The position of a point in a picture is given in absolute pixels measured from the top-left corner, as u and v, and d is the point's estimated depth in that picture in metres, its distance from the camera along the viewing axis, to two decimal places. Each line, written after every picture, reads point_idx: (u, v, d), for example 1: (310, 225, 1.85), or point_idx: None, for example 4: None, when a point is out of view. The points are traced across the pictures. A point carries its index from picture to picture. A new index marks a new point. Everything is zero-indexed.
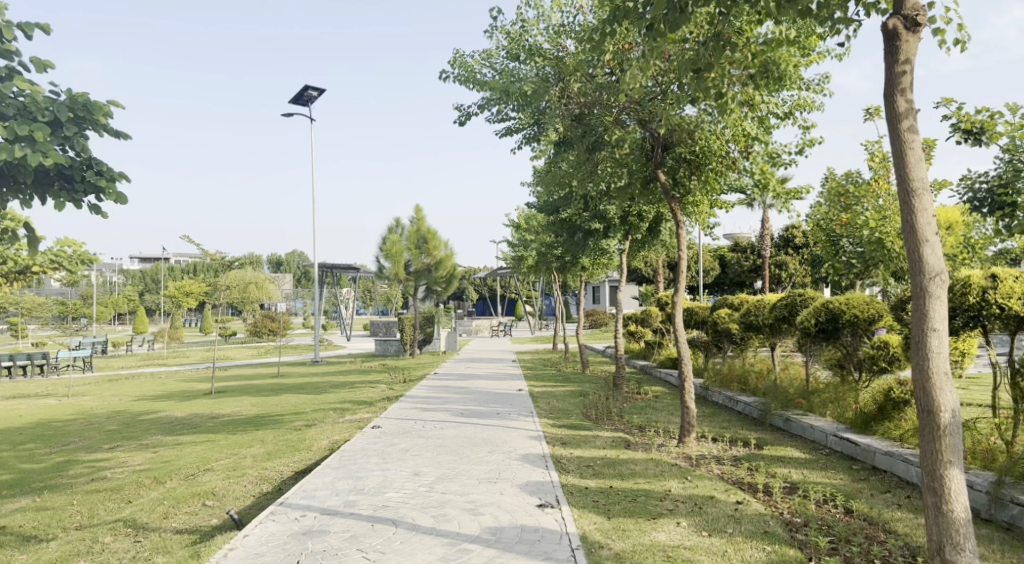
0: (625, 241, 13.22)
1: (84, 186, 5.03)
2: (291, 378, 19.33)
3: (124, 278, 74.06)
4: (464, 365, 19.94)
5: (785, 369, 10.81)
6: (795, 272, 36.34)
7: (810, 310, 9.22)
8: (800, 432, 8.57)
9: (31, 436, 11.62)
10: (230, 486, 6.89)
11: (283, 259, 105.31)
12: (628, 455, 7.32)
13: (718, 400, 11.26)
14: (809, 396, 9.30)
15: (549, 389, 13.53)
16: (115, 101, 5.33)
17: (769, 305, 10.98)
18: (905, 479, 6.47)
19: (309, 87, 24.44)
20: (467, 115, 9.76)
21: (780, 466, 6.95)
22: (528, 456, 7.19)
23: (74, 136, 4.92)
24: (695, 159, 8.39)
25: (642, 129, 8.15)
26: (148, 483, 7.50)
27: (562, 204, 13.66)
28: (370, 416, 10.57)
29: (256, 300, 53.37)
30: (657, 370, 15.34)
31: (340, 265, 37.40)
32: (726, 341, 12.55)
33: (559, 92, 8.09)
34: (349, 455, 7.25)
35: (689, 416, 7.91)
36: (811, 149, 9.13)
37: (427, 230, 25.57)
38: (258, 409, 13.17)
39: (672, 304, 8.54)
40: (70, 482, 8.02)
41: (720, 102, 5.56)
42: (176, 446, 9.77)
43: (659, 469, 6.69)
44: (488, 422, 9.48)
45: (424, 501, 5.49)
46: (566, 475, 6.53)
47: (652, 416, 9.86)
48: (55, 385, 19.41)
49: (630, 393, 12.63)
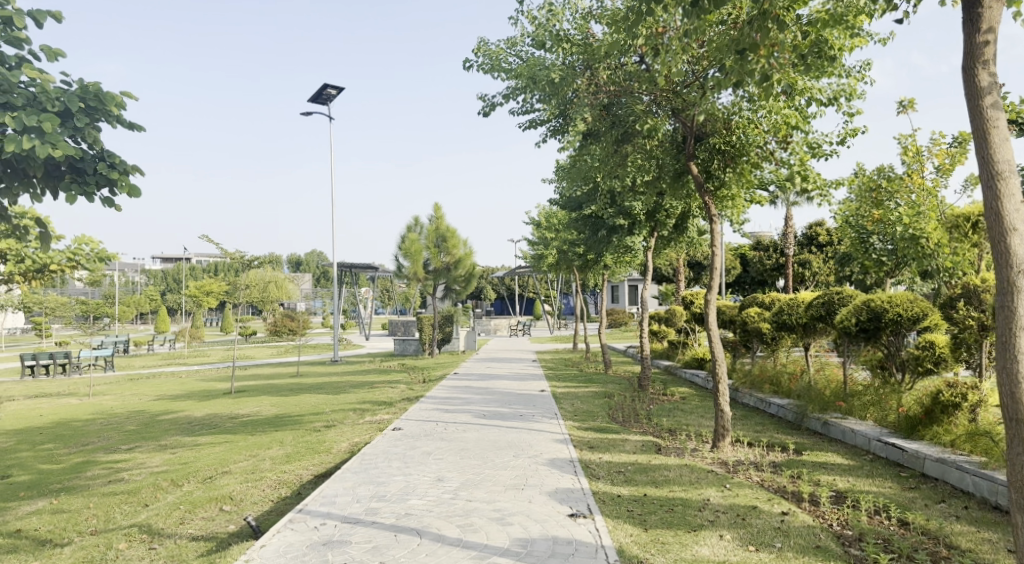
0: (650, 239, 12.85)
1: (96, 178, 4.81)
2: (310, 378, 19.22)
3: (146, 278, 74.91)
4: (485, 365, 19.71)
5: (820, 371, 10.40)
6: (819, 270, 35.60)
7: (850, 309, 8.78)
8: (839, 436, 8.17)
9: (51, 436, 11.55)
10: (249, 490, 6.67)
11: (303, 259, 106.00)
12: (661, 460, 6.99)
13: (750, 402, 10.85)
14: (848, 398, 8.88)
15: (573, 390, 13.25)
16: (128, 90, 5.11)
17: (804, 304, 10.54)
18: (960, 487, 6.07)
19: (327, 85, 24.31)
20: (491, 106, 9.48)
21: (823, 473, 6.58)
22: (556, 461, 6.89)
23: (86, 128, 4.68)
24: (729, 150, 8.07)
25: (674, 119, 7.83)
26: (166, 486, 7.33)
27: (586, 200, 13.30)
28: (391, 417, 10.36)
29: (276, 299, 53.64)
30: (683, 371, 14.98)
31: (358, 265, 37.21)
32: (755, 342, 12.16)
33: (587, 82, 7.81)
34: (370, 458, 7.00)
35: (723, 419, 7.56)
36: (853, 139, 8.71)
37: (446, 229, 25.33)
38: (278, 409, 13.03)
39: (705, 302, 8.17)
40: (88, 483, 7.88)
41: (764, 87, 5.30)
42: (194, 447, 9.60)
43: (696, 477, 6.34)
44: (512, 424, 9.20)
45: (449, 509, 5.21)
46: (597, 481, 6.21)
47: (682, 418, 9.51)
48: (77, 384, 19.46)
49: (655, 395, 12.26)
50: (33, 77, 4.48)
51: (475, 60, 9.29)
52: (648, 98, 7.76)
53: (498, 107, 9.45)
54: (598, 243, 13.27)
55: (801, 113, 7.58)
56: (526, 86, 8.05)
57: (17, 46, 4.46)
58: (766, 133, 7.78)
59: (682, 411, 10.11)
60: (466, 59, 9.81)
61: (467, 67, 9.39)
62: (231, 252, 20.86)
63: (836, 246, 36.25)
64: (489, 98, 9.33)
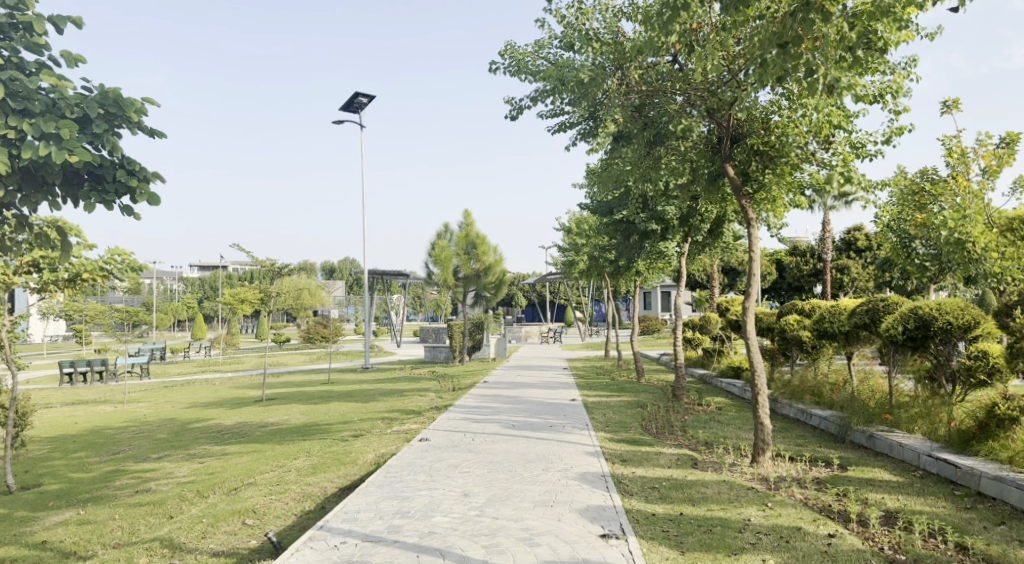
0: (684, 244, 12.50)
1: (115, 186, 4.77)
2: (341, 385, 19.27)
3: (185, 285, 76.63)
4: (515, 374, 19.49)
5: (864, 381, 9.90)
6: (858, 276, 34.60)
7: (895, 317, 8.31)
8: (886, 450, 7.67)
9: (84, 445, 11.75)
10: (272, 503, 6.58)
11: (336, 267, 107.38)
12: (697, 476, 6.66)
13: (790, 413, 10.41)
14: (895, 410, 8.38)
15: (605, 399, 12.95)
16: (149, 98, 5.09)
17: (846, 311, 10.09)
18: (1021, 508, 5.59)
19: (358, 94, 24.49)
20: (518, 109, 9.32)
21: (870, 490, 6.14)
22: (587, 475, 6.62)
23: (104, 134, 4.63)
24: (769, 151, 7.69)
25: (709, 120, 7.51)
26: (192, 498, 7.42)
27: (617, 204, 13.01)
28: (418, 427, 10.21)
29: (308, 306, 54.32)
30: (719, 380, 14.55)
31: (389, 272, 37.29)
32: (795, 350, 11.68)
33: (618, 83, 7.54)
34: (396, 471, 6.83)
35: (763, 433, 7.21)
36: (899, 138, 8.29)
37: (476, 235, 25.19)
38: (306, 417, 13.01)
39: (743, 310, 7.81)
40: (115, 494, 8.16)
41: (810, 85, 5.01)
42: (223, 456, 9.63)
43: (735, 494, 6.01)
44: (541, 435, 8.96)
45: (474, 528, 4.99)
46: (630, 497, 5.93)
47: (719, 430, 9.15)
48: (113, 392, 19.84)
49: (690, 405, 11.88)
50: (52, 83, 4.44)
51: (502, 62, 9.12)
52: (682, 98, 7.46)
53: (526, 110, 9.28)
54: (630, 249, 12.96)
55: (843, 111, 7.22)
56: (555, 88, 7.77)
57: (37, 52, 4.41)
58: (805, 133, 7.45)
59: (718, 423, 9.74)
60: (493, 61, 9.65)
61: (494, 69, 9.20)
62: (264, 260, 21.07)
63: (875, 251, 35.17)
64: (517, 100, 9.16)
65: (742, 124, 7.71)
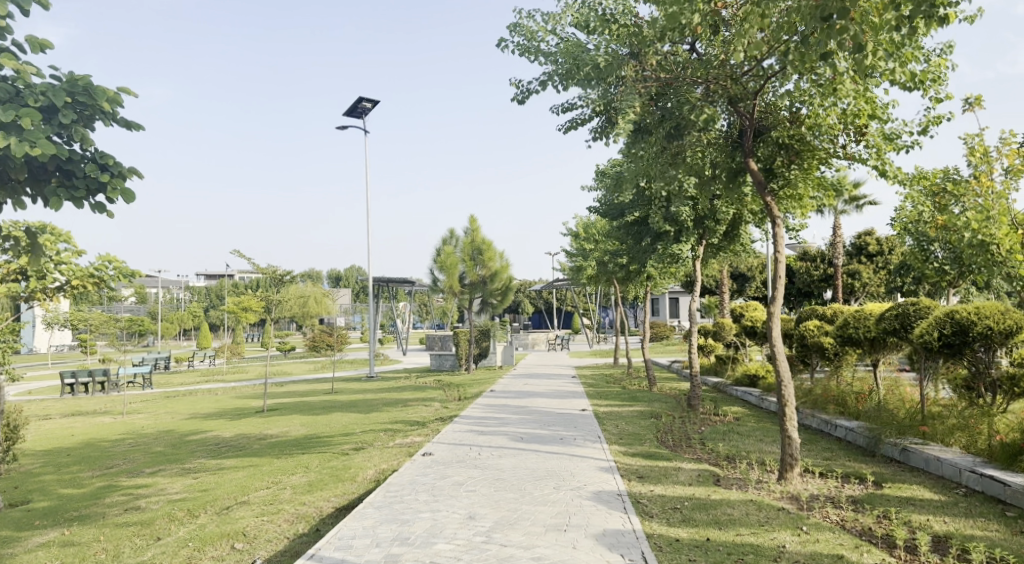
0: (699, 247, 11.99)
1: (85, 181, 4.59)
2: (344, 395, 18.80)
3: (191, 294, 76.51)
4: (522, 382, 18.97)
5: (891, 391, 9.37)
6: (870, 281, 33.94)
7: (929, 321, 7.71)
8: (921, 465, 7.06)
9: (78, 458, 11.42)
10: (264, 525, 6.18)
11: (341, 275, 107.20)
12: (721, 494, 6.16)
13: (813, 424, 9.85)
14: (929, 422, 7.77)
15: (616, 409, 12.46)
16: (125, 89, 4.92)
17: (872, 317, 9.56)
18: None
19: (362, 99, 24.18)
20: (526, 93, 8.88)
21: (912, 511, 5.57)
22: (602, 494, 6.12)
23: (72, 124, 4.48)
24: (794, 144, 7.37)
25: (731, 110, 7.16)
26: (181, 517, 7.05)
27: (631, 204, 12.56)
28: (422, 439, 9.77)
29: (315, 314, 53.99)
30: (734, 389, 14.04)
31: (395, 279, 36.90)
32: (815, 357, 11.17)
33: (635, 68, 7.11)
34: (396, 489, 6.38)
35: (791, 448, 6.72)
36: (937, 127, 7.83)
37: (482, 241, 24.77)
38: (307, 429, 12.59)
39: (767, 314, 7.28)
40: (103, 512, 7.80)
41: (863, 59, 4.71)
42: (218, 471, 9.23)
43: (765, 516, 5.50)
44: (551, 448, 8.50)
45: (480, 558, 4.51)
46: (650, 521, 5.43)
47: (739, 443, 8.64)
48: (114, 403, 19.45)
49: (706, 415, 11.37)
50: (15, 70, 4.30)
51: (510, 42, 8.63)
52: (702, 88, 6.99)
53: (535, 94, 8.83)
54: (642, 253, 12.41)
55: (877, 98, 6.84)
56: (566, 75, 7.27)
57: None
58: (833, 124, 7.05)
59: (737, 435, 9.24)
60: (500, 38, 9.08)
61: (502, 46, 8.71)
62: (266, 268, 20.65)
63: (888, 256, 34.52)
64: (524, 83, 8.70)
65: (764, 116, 7.31)
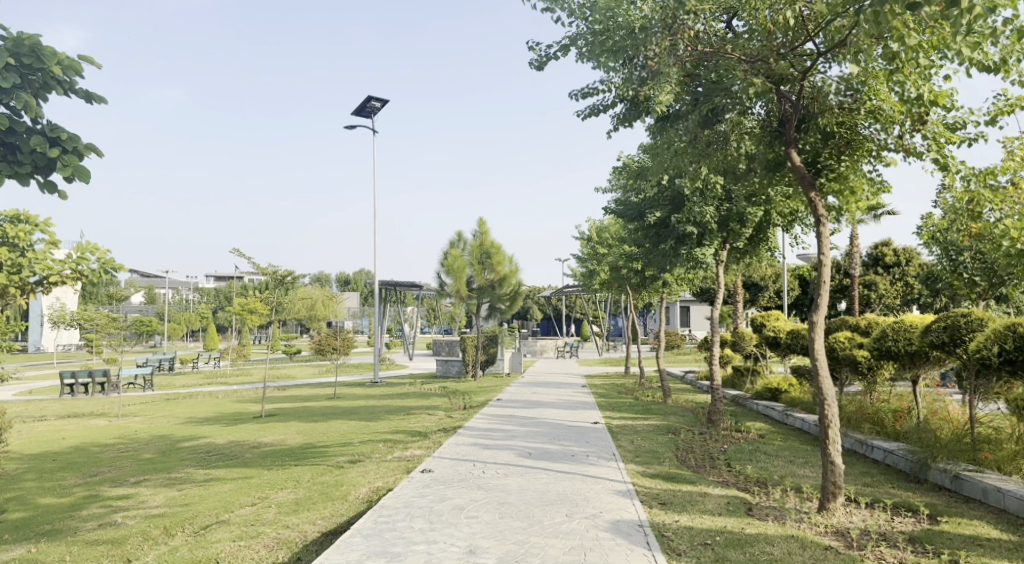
0: (722, 251, 11.29)
1: (29, 157, 3.96)
2: (347, 401, 18.09)
3: (200, 295, 76.28)
4: (531, 391, 18.20)
5: (934, 412, 8.60)
6: (886, 292, 32.84)
7: (988, 334, 7.00)
8: (976, 495, 6.31)
9: (62, 464, 10.79)
10: (243, 549, 5.52)
11: (350, 277, 106.92)
12: (756, 528, 5.43)
13: (846, 445, 9.05)
14: (984, 447, 6.99)
15: (631, 423, 11.71)
16: (86, 55, 4.29)
17: (914, 329, 8.80)
18: None
19: (371, 98, 23.65)
20: (545, 56, 8.16)
21: (982, 556, 4.80)
22: (619, 525, 5.40)
23: (16, 90, 3.85)
24: (842, 134, 6.90)
25: (776, 93, 6.58)
26: (157, 536, 6.41)
27: (651, 203, 11.87)
28: (423, 453, 9.07)
29: (322, 317, 53.47)
30: (756, 403, 13.27)
31: (402, 282, 36.25)
32: (846, 371, 10.41)
33: (668, 41, 6.42)
34: (389, 514, 5.69)
35: (834, 475, 6.01)
36: (1004, 118, 7.17)
37: (491, 244, 24.06)
38: (303, 437, 11.94)
39: (809, 324, 6.59)
40: (76, 526, 7.16)
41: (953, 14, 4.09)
42: (204, 483, 8.57)
43: (810, 558, 4.77)
44: (561, 466, 7.77)
45: None
46: (678, 560, 4.70)
47: (767, 464, 7.94)
48: (109, 405, 18.81)
49: (728, 431, 10.61)
50: None
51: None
52: (743, 67, 6.36)
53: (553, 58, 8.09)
54: (662, 256, 11.67)
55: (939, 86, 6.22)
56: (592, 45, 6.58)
57: None
58: (889, 112, 6.49)
59: (765, 455, 8.52)
60: None
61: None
62: (270, 268, 20.04)
63: (905, 267, 33.57)
64: (544, 47, 7.99)
65: (809, 103, 6.83)
